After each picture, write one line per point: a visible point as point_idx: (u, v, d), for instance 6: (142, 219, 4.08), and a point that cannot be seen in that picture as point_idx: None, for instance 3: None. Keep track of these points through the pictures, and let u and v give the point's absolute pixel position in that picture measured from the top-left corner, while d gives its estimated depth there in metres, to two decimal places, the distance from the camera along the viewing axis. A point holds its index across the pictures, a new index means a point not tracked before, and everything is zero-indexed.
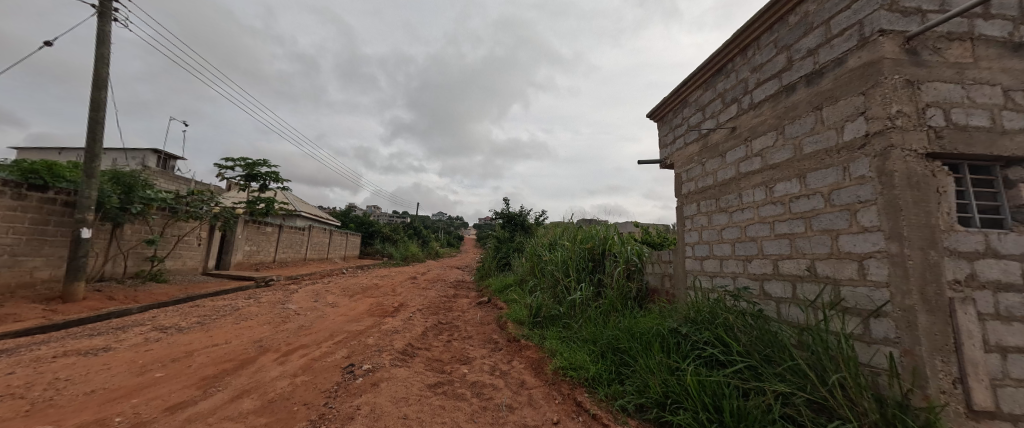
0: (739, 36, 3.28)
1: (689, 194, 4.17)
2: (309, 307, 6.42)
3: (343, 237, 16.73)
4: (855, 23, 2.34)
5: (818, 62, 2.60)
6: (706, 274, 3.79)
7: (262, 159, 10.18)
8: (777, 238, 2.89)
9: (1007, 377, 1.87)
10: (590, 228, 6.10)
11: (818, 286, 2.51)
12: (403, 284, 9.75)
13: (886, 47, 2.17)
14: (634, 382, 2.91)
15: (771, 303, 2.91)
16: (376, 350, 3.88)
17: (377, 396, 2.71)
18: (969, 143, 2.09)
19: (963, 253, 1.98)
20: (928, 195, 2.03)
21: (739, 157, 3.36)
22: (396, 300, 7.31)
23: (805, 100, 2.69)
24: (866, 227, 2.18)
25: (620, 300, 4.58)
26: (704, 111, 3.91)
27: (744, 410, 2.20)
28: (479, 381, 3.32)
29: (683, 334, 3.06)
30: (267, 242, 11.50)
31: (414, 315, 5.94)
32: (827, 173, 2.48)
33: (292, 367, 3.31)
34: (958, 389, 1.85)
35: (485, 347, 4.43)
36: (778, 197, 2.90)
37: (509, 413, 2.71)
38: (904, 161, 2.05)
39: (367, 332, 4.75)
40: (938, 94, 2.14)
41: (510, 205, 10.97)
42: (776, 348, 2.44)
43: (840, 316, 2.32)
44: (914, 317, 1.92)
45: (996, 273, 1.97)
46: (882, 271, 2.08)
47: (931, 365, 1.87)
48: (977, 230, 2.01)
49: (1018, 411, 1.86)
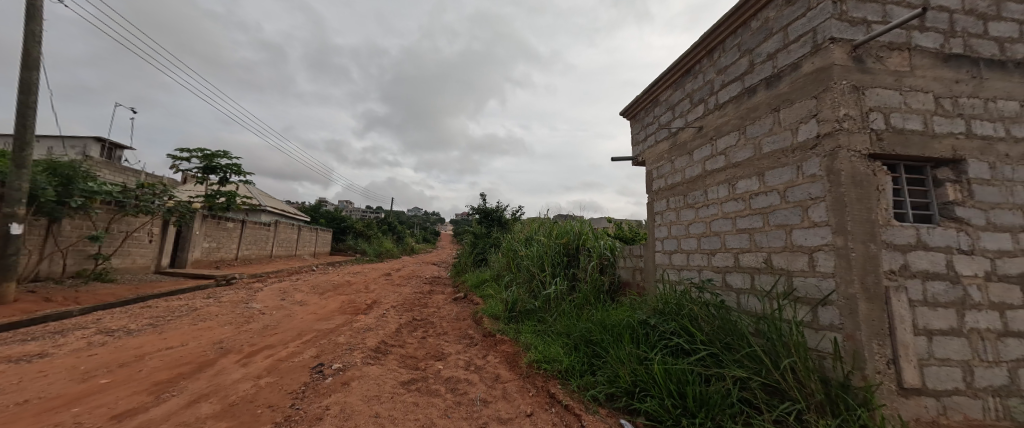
0: (706, 39, 3.41)
1: (659, 191, 4.31)
2: (276, 306, 6.16)
3: (313, 233, 16.10)
4: (809, 30, 2.49)
5: (776, 66, 2.75)
6: (674, 267, 3.95)
7: (222, 151, 9.60)
8: (739, 232, 3.05)
9: (932, 357, 2.08)
10: (566, 224, 6.19)
11: (774, 277, 2.68)
12: (376, 280, 9.52)
13: (836, 54, 2.32)
14: (605, 373, 3.00)
15: (732, 293, 3.08)
16: (347, 349, 3.77)
17: (348, 395, 2.64)
18: (905, 146, 2.29)
19: (898, 245, 2.17)
20: (869, 192, 2.20)
21: (705, 155, 3.50)
22: (370, 297, 7.13)
23: (765, 101, 2.84)
24: (816, 222, 2.35)
25: (593, 294, 4.70)
26: (674, 110, 4.05)
27: (706, 395, 2.32)
28: (454, 376, 3.31)
29: (651, 325, 3.17)
30: (228, 238, 10.88)
31: (388, 312, 5.83)
32: (783, 171, 2.64)
33: (256, 369, 3.16)
34: (891, 369, 2.04)
35: (460, 343, 4.42)
36: (740, 193, 3.06)
37: (483, 407, 2.73)
38: (850, 161, 2.21)
39: (338, 330, 4.61)
40: (880, 99, 2.32)
41: (486, 201, 10.95)
42: (736, 336, 2.59)
43: (793, 305, 2.48)
44: (855, 305, 2.09)
45: (925, 263, 2.17)
46: (829, 263, 2.25)
47: (869, 349, 2.04)
48: (910, 225, 2.21)
49: (941, 388, 2.06)
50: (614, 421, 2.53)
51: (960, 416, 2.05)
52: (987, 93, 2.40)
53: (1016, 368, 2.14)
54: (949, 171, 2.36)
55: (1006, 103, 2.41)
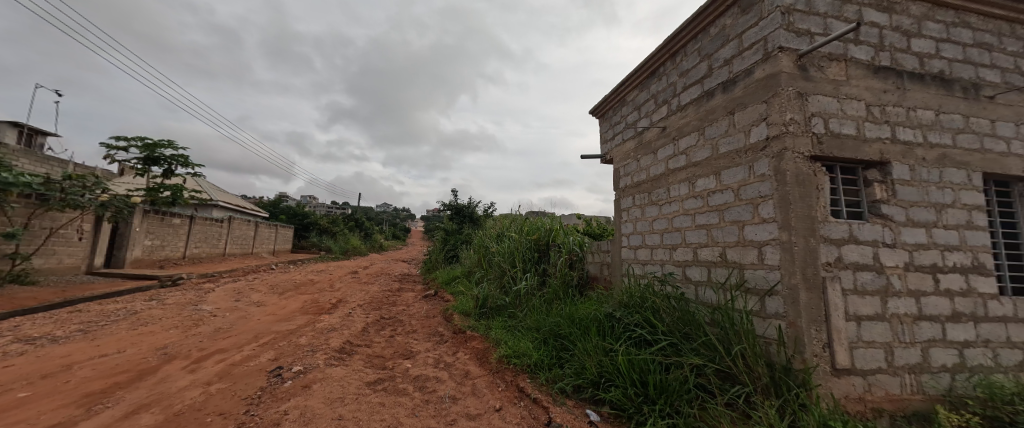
0: (669, 43, 3.55)
1: (625, 188, 4.45)
2: (230, 307, 5.78)
3: (273, 229, 15.22)
4: (761, 39, 2.66)
5: (732, 71, 2.91)
6: (639, 261, 4.11)
7: (166, 140, 8.81)
8: (698, 228, 3.22)
9: (860, 340, 2.31)
10: (537, 220, 6.25)
11: (727, 269, 2.86)
12: (342, 279, 9.17)
13: (784, 62, 2.50)
14: (573, 365, 3.08)
15: (691, 286, 3.25)
16: (308, 351, 3.61)
17: (308, 399, 2.53)
18: (841, 149, 2.50)
19: (834, 239, 2.38)
20: (810, 191, 2.40)
21: (668, 154, 3.66)
22: (335, 296, 6.86)
23: (721, 105, 3.00)
24: (765, 218, 2.53)
25: (562, 288, 4.79)
26: (640, 110, 4.19)
27: (667, 383, 2.43)
28: (422, 374, 3.26)
29: (617, 317, 3.28)
30: (174, 235, 10.04)
31: (354, 311, 5.64)
32: (736, 171, 2.82)
33: (206, 375, 2.96)
34: (826, 352, 2.24)
35: (430, 341, 4.36)
36: (699, 191, 3.22)
37: (452, 404, 2.71)
38: (794, 162, 2.39)
39: (299, 331, 4.40)
40: (821, 105, 2.53)
41: (458, 197, 10.82)
42: (693, 326, 2.74)
43: (744, 296, 2.66)
44: (797, 295, 2.27)
45: (855, 256, 2.40)
46: (775, 256, 2.43)
47: (808, 334, 2.23)
48: (844, 221, 2.43)
49: (867, 367, 2.30)
50: (580, 412, 2.61)
51: (882, 392, 2.29)
52: (909, 102, 2.68)
53: (928, 347, 2.41)
54: (877, 173, 2.61)
55: (925, 112, 2.70)
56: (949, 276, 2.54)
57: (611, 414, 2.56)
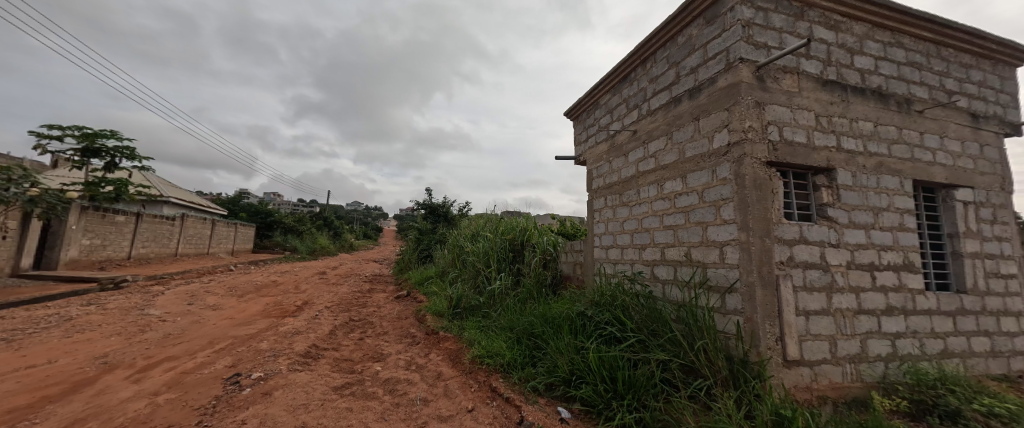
0: (640, 49, 3.67)
1: (598, 189, 4.56)
2: (182, 311, 5.39)
3: (232, 228, 14.33)
4: (723, 50, 2.80)
5: (697, 79, 3.05)
6: (610, 261, 4.21)
7: (108, 130, 8.10)
8: (665, 228, 3.35)
9: (808, 333, 2.49)
10: (512, 220, 6.27)
11: (692, 268, 2.99)
12: (308, 280, 8.78)
13: (743, 73, 2.65)
14: (546, 363, 3.11)
15: (659, 284, 3.37)
16: (270, 356, 3.43)
17: (269, 407, 2.40)
18: (793, 156, 2.69)
19: (787, 240, 2.55)
20: (766, 194, 2.56)
21: (638, 157, 3.78)
22: (300, 298, 6.56)
23: (688, 111, 3.14)
24: (726, 220, 2.67)
25: (536, 288, 4.83)
26: (612, 114, 4.30)
27: (635, 378, 2.51)
28: (393, 377, 3.19)
29: (589, 315, 3.34)
30: (118, 234, 9.22)
31: (321, 313, 5.41)
32: (701, 174, 2.96)
33: (152, 384, 2.74)
34: (779, 345, 2.40)
35: (401, 343, 4.27)
36: (667, 193, 3.35)
37: (423, 406, 2.67)
38: (752, 167, 2.54)
39: (260, 336, 4.18)
40: (776, 114, 2.70)
41: (432, 196, 10.63)
42: (660, 323, 2.84)
43: (707, 293, 2.79)
44: (753, 292, 2.42)
45: (805, 255, 2.58)
46: (735, 256, 2.57)
47: (763, 328, 2.38)
48: (795, 223, 2.61)
49: (814, 358, 2.48)
50: (552, 409, 2.64)
51: (827, 381, 2.48)
52: (852, 114, 2.92)
53: (866, 339, 2.64)
54: (825, 178, 2.82)
55: (865, 123, 2.95)
56: (884, 274, 2.80)
57: (582, 410, 2.61)
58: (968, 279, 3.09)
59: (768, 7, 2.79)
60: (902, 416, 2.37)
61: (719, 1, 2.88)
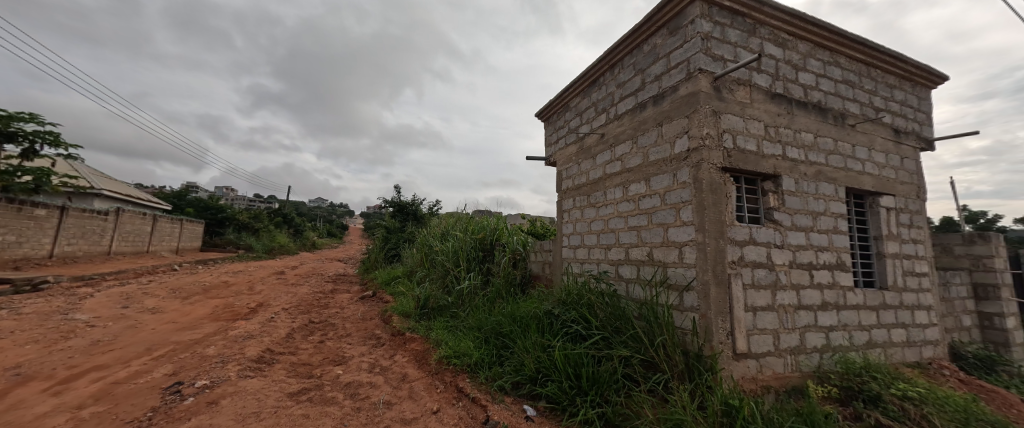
0: (608, 55, 3.78)
1: (567, 190, 4.64)
2: (114, 315, 4.89)
3: (176, 224, 13.17)
4: (684, 60, 2.95)
5: (661, 86, 3.19)
6: (578, 260, 4.30)
7: (26, 113, 7.20)
8: (629, 229, 3.47)
9: (755, 327, 2.68)
10: (482, 219, 6.24)
11: (653, 268, 3.13)
12: (264, 280, 8.25)
13: (702, 82, 2.80)
14: (512, 362, 3.13)
15: (623, 283, 3.49)
16: (217, 362, 3.19)
17: (214, 417, 2.23)
18: (745, 163, 2.88)
19: (738, 241, 2.73)
20: (721, 197, 2.72)
21: (606, 160, 3.89)
22: (254, 300, 6.14)
23: (652, 116, 3.27)
24: (685, 221, 2.81)
25: (505, 287, 4.84)
26: (581, 116, 4.39)
27: (598, 374, 2.58)
28: (355, 381, 3.07)
29: (555, 314, 3.38)
30: (37, 230, 8.21)
31: (277, 316, 5.11)
32: (663, 178, 3.09)
33: (76, 397, 2.47)
34: (729, 339, 2.56)
35: (364, 345, 4.12)
36: (631, 195, 3.47)
37: (386, 409, 2.59)
38: (709, 172, 2.69)
39: (207, 341, 3.88)
40: (730, 123, 2.88)
41: (401, 194, 10.31)
42: (623, 320, 2.94)
43: (667, 291, 2.93)
44: (708, 290, 2.56)
45: (754, 255, 2.78)
46: (692, 256, 2.71)
47: (716, 324, 2.53)
48: (746, 225, 2.80)
49: (761, 351, 2.67)
50: (518, 408, 2.66)
51: (770, 371, 2.69)
52: (796, 125, 3.17)
53: (805, 332, 2.88)
54: (772, 184, 3.05)
55: (807, 134, 3.21)
56: (821, 272, 3.06)
57: (546, 407, 2.65)
58: (889, 277, 3.46)
59: (725, 23, 2.97)
60: (833, 402, 2.61)
61: (681, 13, 3.03)
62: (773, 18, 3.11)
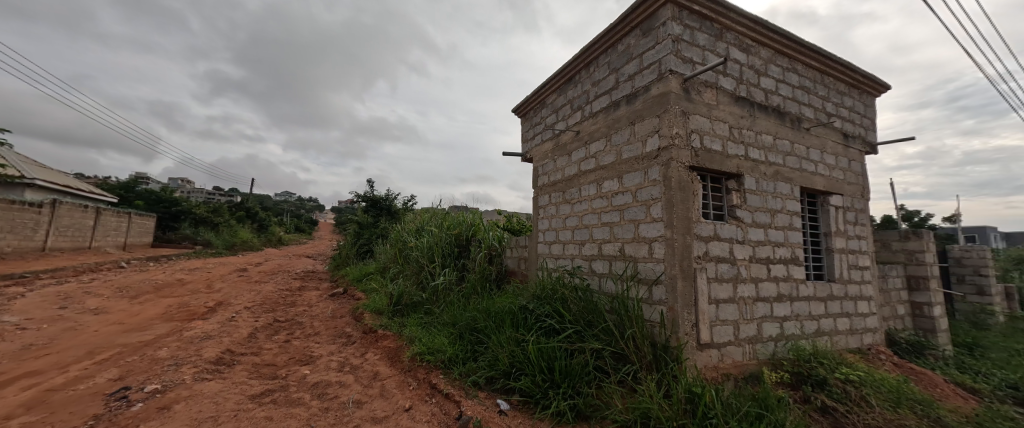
0: (584, 53, 3.81)
1: (543, 186, 4.68)
2: (50, 317, 4.46)
3: (124, 217, 12.16)
4: (656, 61, 3.03)
5: (634, 86, 3.27)
6: (553, 256, 4.35)
7: None
8: (603, 225, 3.54)
9: (718, 318, 2.82)
10: (458, 215, 6.17)
11: (624, 263, 3.22)
12: (224, 278, 7.79)
13: (672, 83, 2.89)
14: (487, 357, 3.13)
15: (596, 278, 3.56)
16: (170, 365, 2.99)
17: (165, 424, 2.09)
18: (711, 162, 3.00)
19: (703, 236, 2.86)
20: (688, 195, 2.83)
21: (581, 157, 3.94)
22: (213, 298, 5.79)
23: (625, 115, 3.35)
24: (655, 218, 2.91)
25: (480, 283, 4.83)
26: (557, 113, 4.43)
27: (570, 367, 2.64)
28: (323, 381, 2.97)
29: (530, 309, 3.40)
30: None
31: (238, 315, 4.84)
32: (635, 175, 3.18)
33: (3, 407, 2.24)
34: (694, 330, 2.68)
35: (334, 344, 4.00)
36: (605, 192, 3.54)
37: (356, 409, 2.53)
38: (677, 170, 2.80)
39: (159, 342, 3.62)
40: (698, 124, 2.99)
41: (374, 188, 9.97)
42: (595, 314, 3.01)
43: (637, 285, 3.02)
44: (675, 283, 2.67)
45: (718, 250, 2.92)
46: (661, 251, 2.82)
47: (682, 316, 2.64)
48: (710, 222, 2.93)
49: (722, 341, 2.82)
50: (491, 402, 2.67)
51: (730, 360, 2.85)
52: (757, 127, 3.34)
53: (762, 322, 3.07)
54: (735, 183, 3.20)
55: (767, 136, 3.40)
56: (777, 266, 3.26)
57: (520, 401, 2.67)
58: (836, 270, 3.73)
59: (694, 26, 3.07)
60: (785, 386, 2.81)
61: (653, 15, 3.10)
62: (738, 24, 3.25)
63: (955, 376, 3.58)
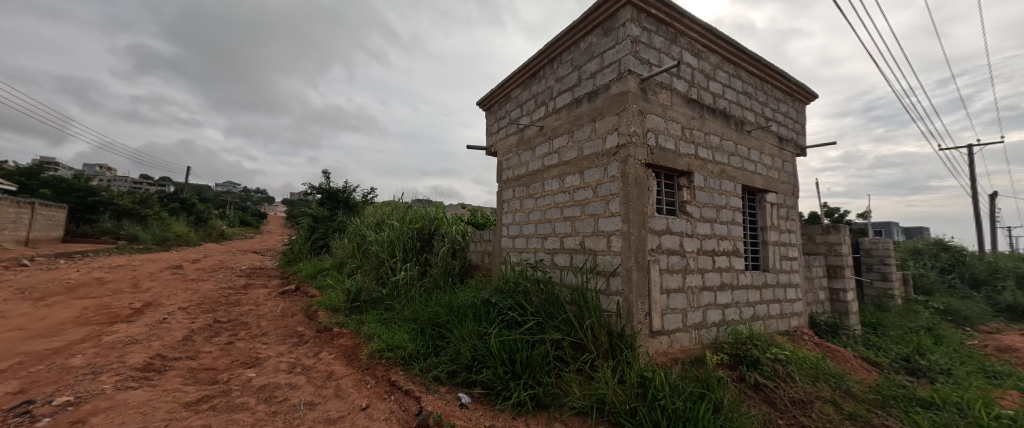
0: (548, 49, 3.85)
1: (507, 180, 4.68)
2: None
3: (25, 208, 10.51)
4: (616, 60, 3.13)
5: (596, 84, 3.35)
6: (516, 249, 4.38)
7: None
8: (565, 220, 3.62)
9: (668, 307, 3.01)
10: (421, 209, 6.03)
11: (584, 256, 3.32)
12: (154, 276, 7.01)
13: (630, 83, 3.00)
14: (449, 352, 3.10)
15: (557, 271, 3.65)
16: (87, 374, 2.66)
17: None
18: (665, 160, 3.17)
19: (657, 230, 3.02)
20: (643, 190, 2.97)
21: (544, 152, 3.99)
22: (139, 299, 5.19)
23: (587, 112, 3.43)
24: (613, 212, 3.02)
25: (443, 277, 4.76)
26: (522, 108, 4.44)
27: (531, 358, 2.68)
28: (270, 383, 2.79)
29: (492, 302, 3.41)
30: None
31: (171, 316, 4.39)
32: (595, 171, 3.28)
33: None
34: (647, 319, 2.84)
35: (284, 344, 3.76)
36: (567, 187, 3.62)
37: (308, 411, 2.41)
38: (634, 167, 2.93)
39: (71, 349, 3.20)
40: (654, 123, 3.14)
41: (330, 179, 9.40)
42: (556, 305, 3.08)
43: (596, 277, 3.13)
44: (630, 275, 2.80)
45: (669, 243, 3.10)
46: (618, 244, 2.94)
47: (636, 306, 2.78)
48: (663, 216, 3.10)
49: (672, 327, 3.02)
50: (452, 396, 2.65)
51: (678, 345, 3.05)
52: (706, 128, 3.57)
53: (707, 309, 3.32)
54: (686, 180, 3.40)
55: (714, 137, 3.64)
56: (721, 258, 3.53)
57: (481, 394, 2.68)
58: (770, 261, 4.12)
59: (651, 29, 3.21)
60: (725, 367, 3.07)
61: (614, 15, 3.19)
62: (691, 30, 3.44)
63: (862, 352, 4.11)
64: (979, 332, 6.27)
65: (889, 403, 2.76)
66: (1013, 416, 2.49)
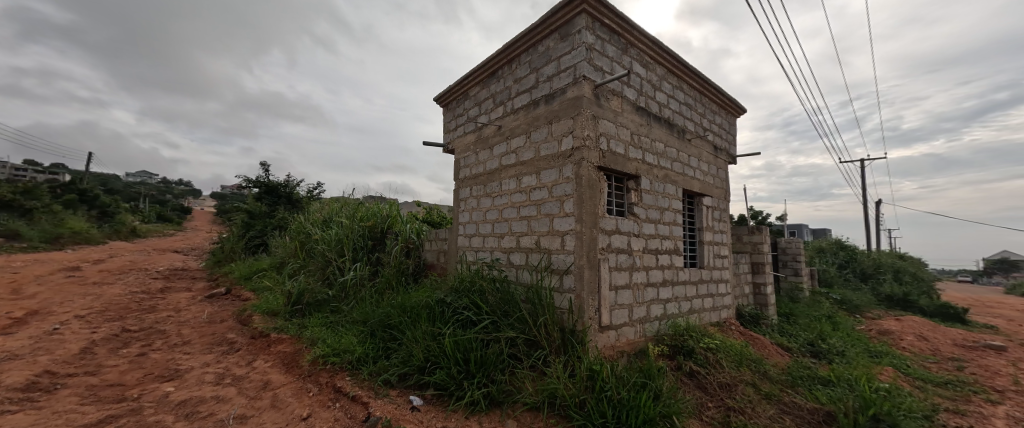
0: (506, 49, 3.87)
1: (464, 179, 4.63)
2: None
3: None
4: (572, 65, 3.23)
5: (553, 87, 3.43)
6: (472, 248, 4.36)
7: None
8: (521, 219, 3.67)
9: (616, 303, 3.18)
10: (372, 206, 5.75)
11: (540, 254, 3.39)
12: (40, 280, 5.93)
13: (585, 88, 3.12)
14: (400, 354, 3.00)
15: (513, 269, 3.69)
16: None
17: None
18: (615, 163, 3.34)
19: (607, 230, 3.17)
20: (595, 192, 3.10)
21: (502, 151, 4.01)
22: (20, 307, 4.36)
23: (544, 114, 3.50)
24: (567, 212, 3.12)
25: (396, 277, 4.58)
26: (480, 106, 4.42)
27: (486, 357, 2.68)
28: (193, 397, 2.51)
29: (447, 302, 3.35)
30: None
31: (64, 327, 3.75)
32: (551, 172, 3.36)
33: None
34: (597, 315, 2.98)
35: (210, 353, 3.39)
36: (524, 187, 3.66)
37: (239, 425, 2.20)
38: (588, 169, 3.05)
39: None
40: (606, 128, 3.30)
41: (269, 172, 8.62)
42: (511, 304, 3.11)
43: (550, 275, 3.22)
44: (583, 273, 2.92)
45: (618, 241, 3.27)
46: (572, 243, 3.04)
47: (587, 303, 2.91)
48: (613, 217, 3.27)
49: (619, 322, 3.19)
50: (403, 400, 2.57)
51: (624, 338, 3.24)
52: (652, 135, 3.82)
53: (650, 304, 3.55)
54: (634, 183, 3.61)
55: (659, 143, 3.91)
56: (664, 255, 3.80)
57: (433, 395, 2.63)
58: (705, 258, 4.52)
59: (604, 38, 3.36)
60: (665, 357, 3.31)
61: (570, 21, 3.29)
62: (640, 41, 3.66)
63: (778, 339, 4.67)
64: (865, 318, 7.40)
65: (797, 383, 3.16)
66: (888, 388, 2.96)
